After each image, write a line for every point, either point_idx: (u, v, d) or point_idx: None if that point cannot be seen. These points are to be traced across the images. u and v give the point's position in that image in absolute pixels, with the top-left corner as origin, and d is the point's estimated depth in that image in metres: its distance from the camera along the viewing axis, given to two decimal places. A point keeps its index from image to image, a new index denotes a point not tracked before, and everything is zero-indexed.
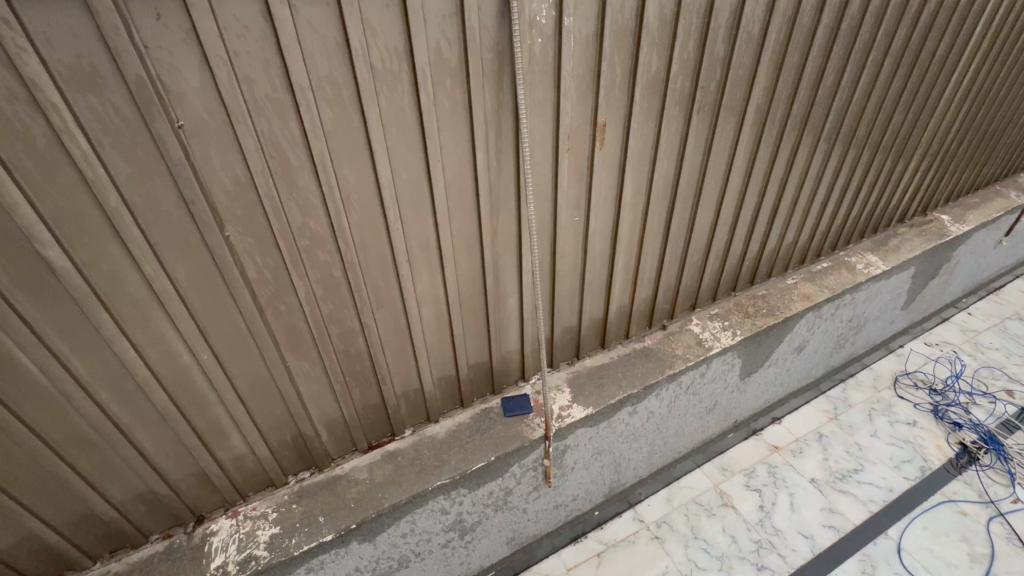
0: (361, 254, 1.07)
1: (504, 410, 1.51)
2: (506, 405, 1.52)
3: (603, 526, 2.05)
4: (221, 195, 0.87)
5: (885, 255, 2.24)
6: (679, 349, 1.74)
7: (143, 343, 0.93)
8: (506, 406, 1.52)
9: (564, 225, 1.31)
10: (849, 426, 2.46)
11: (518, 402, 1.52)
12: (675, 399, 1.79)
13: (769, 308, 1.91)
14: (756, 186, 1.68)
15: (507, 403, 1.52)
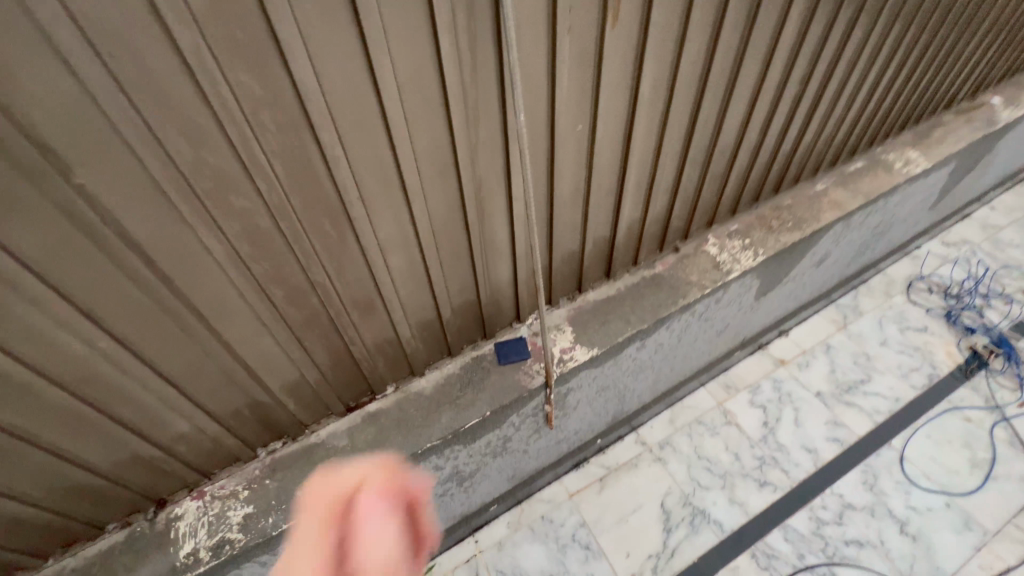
0: (300, 199, 0.80)
1: (499, 357, 1.32)
2: (501, 351, 1.33)
3: (605, 450, 2.01)
4: (51, 123, 0.59)
5: (927, 149, 1.95)
6: (694, 275, 1.53)
7: (9, 332, 0.71)
8: (500, 353, 1.33)
9: (564, 136, 1.02)
10: (858, 335, 2.36)
11: (514, 346, 1.33)
12: (686, 327, 1.61)
13: (796, 221, 1.67)
14: (800, 72, 1.35)
15: (501, 348, 1.33)
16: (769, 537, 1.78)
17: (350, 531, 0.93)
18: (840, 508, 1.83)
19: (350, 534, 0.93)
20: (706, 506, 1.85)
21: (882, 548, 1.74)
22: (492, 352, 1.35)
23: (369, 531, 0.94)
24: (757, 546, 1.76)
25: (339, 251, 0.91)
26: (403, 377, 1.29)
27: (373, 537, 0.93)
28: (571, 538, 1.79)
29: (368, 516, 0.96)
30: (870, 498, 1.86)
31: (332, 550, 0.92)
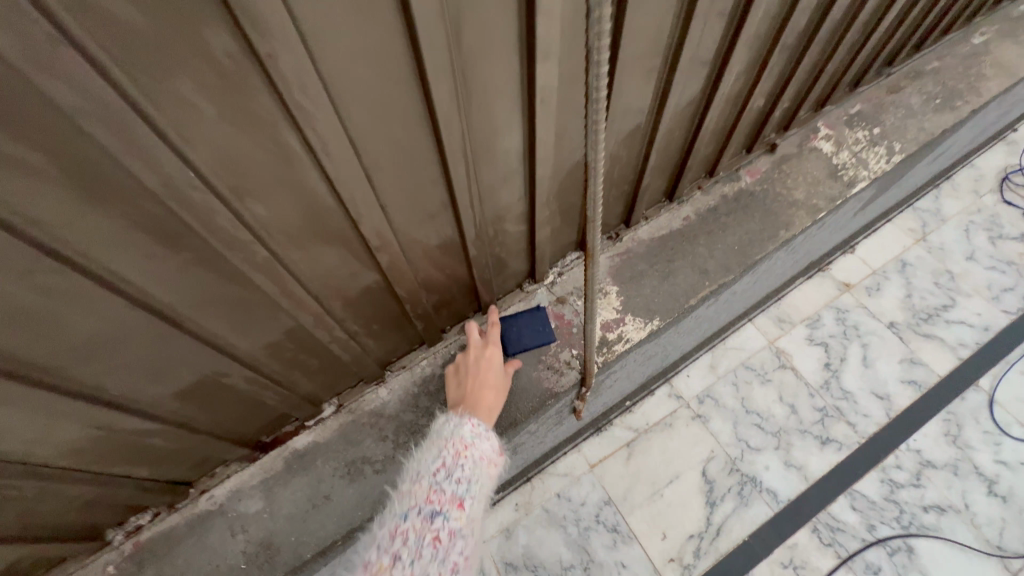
0: None
1: (506, 341, 1.06)
2: (509, 332, 1.07)
3: (631, 408, 1.62)
4: None
5: None
6: (800, 191, 1.03)
7: None
8: (507, 333, 1.07)
9: None
10: (940, 249, 1.89)
11: (527, 327, 1.07)
12: (771, 268, 1.11)
13: (944, 97, 1.10)
14: None
15: (509, 326, 1.07)
16: (832, 507, 1.47)
17: (484, 349, 0.99)
18: (917, 467, 1.51)
19: (483, 353, 0.99)
20: (757, 473, 1.52)
21: (968, 514, 1.44)
22: None
23: (497, 358, 0.99)
24: (818, 518, 1.46)
25: (101, 123, 0.46)
26: (346, 392, 1.08)
27: (501, 362, 0.98)
28: (594, 520, 1.46)
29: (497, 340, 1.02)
30: (952, 453, 1.53)
31: (466, 368, 0.97)
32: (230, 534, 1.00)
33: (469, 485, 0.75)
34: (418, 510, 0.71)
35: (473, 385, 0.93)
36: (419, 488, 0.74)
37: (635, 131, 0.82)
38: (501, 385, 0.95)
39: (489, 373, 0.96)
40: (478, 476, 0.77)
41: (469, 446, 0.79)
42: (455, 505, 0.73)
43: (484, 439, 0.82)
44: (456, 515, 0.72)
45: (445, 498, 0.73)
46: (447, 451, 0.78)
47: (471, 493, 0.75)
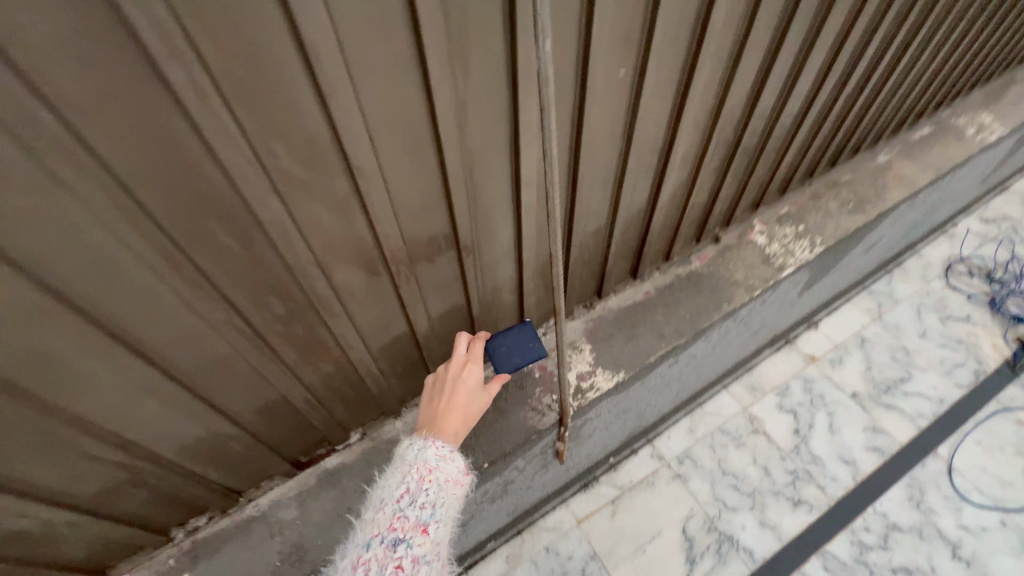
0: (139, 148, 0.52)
1: (495, 363, 1.00)
2: (497, 353, 1.00)
3: (616, 467, 1.75)
4: None
5: (1001, 111, 1.64)
6: (739, 273, 1.22)
7: None
8: (495, 353, 1.01)
9: (597, 84, 0.69)
10: (895, 326, 2.11)
11: (516, 347, 1.00)
12: (723, 335, 1.32)
13: (857, 200, 1.37)
14: (894, 6, 1.02)
15: (496, 347, 1.01)
16: (805, 566, 1.57)
17: (464, 364, 0.96)
18: (884, 529, 1.61)
19: (463, 369, 0.95)
20: (734, 532, 1.62)
21: None
22: None
23: (476, 376, 0.95)
24: None
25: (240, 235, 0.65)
26: (371, 421, 1.15)
27: (479, 381, 0.94)
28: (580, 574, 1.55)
29: (479, 356, 0.98)
30: (917, 516, 1.64)
31: (444, 384, 0.94)
32: (269, 535, 1.02)
33: (434, 509, 0.77)
34: (381, 538, 0.74)
35: (446, 406, 0.90)
36: (383, 514, 0.76)
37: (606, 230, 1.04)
38: (476, 406, 0.92)
39: (464, 393, 0.93)
40: (444, 498, 0.79)
41: (435, 468, 0.81)
42: (420, 530, 0.75)
43: (451, 461, 0.83)
44: (421, 540, 0.75)
45: (409, 524, 0.75)
46: (411, 475, 0.79)
47: (437, 516, 0.77)
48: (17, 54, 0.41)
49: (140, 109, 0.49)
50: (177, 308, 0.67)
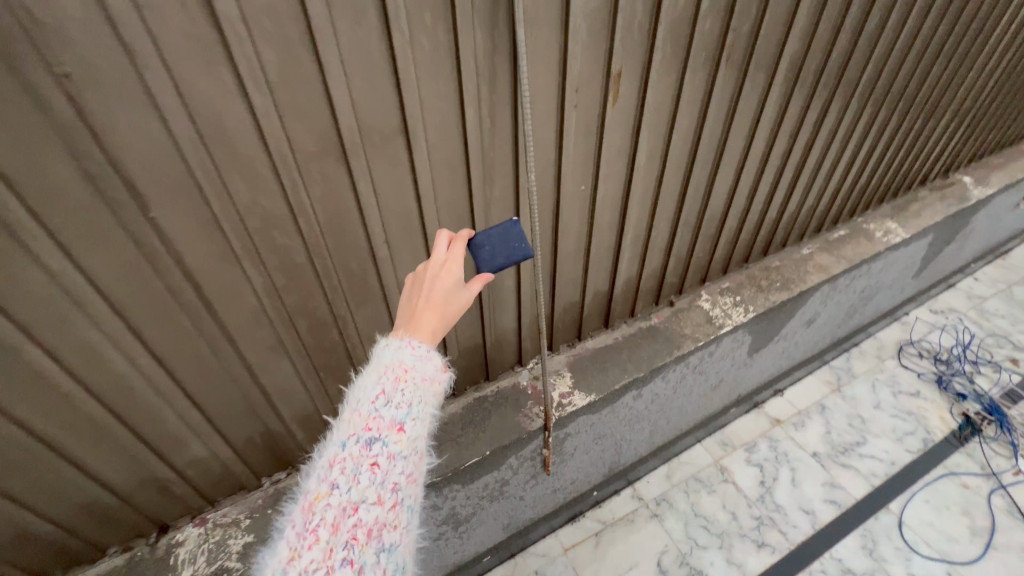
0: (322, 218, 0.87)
1: (476, 263, 0.89)
2: (480, 251, 0.88)
3: (601, 504, 1.99)
4: (139, 167, 0.67)
5: (905, 221, 2.10)
6: (688, 329, 1.61)
7: (64, 351, 0.77)
8: (477, 254, 0.88)
9: (568, 195, 1.14)
10: (852, 397, 2.40)
11: (500, 246, 0.88)
12: (681, 379, 1.67)
13: (784, 281, 1.78)
14: (781, 148, 1.50)
15: (478, 246, 0.88)
16: None
17: (444, 261, 0.80)
18: (839, 573, 1.80)
19: (442, 267, 0.79)
20: (703, 567, 1.82)
21: None
22: (492, 394, 1.40)
23: (456, 274, 0.79)
24: None
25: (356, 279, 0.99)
26: None
27: (461, 275, 0.79)
28: None
29: (461, 256, 0.81)
30: (870, 563, 1.83)
31: (419, 282, 0.79)
32: None
33: (411, 409, 0.65)
34: (356, 438, 0.62)
35: (421, 301, 0.75)
36: (356, 416, 0.63)
37: (585, 291, 1.43)
38: (457, 302, 0.77)
39: (442, 289, 0.77)
40: (422, 399, 0.67)
41: (411, 368, 0.67)
42: (396, 428, 0.63)
43: (428, 361, 0.69)
44: (397, 439, 0.63)
45: (385, 424, 0.63)
46: (385, 377, 0.66)
47: (415, 416, 0.65)
48: (287, 175, 0.78)
49: (329, 201, 0.85)
50: (308, 324, 0.99)
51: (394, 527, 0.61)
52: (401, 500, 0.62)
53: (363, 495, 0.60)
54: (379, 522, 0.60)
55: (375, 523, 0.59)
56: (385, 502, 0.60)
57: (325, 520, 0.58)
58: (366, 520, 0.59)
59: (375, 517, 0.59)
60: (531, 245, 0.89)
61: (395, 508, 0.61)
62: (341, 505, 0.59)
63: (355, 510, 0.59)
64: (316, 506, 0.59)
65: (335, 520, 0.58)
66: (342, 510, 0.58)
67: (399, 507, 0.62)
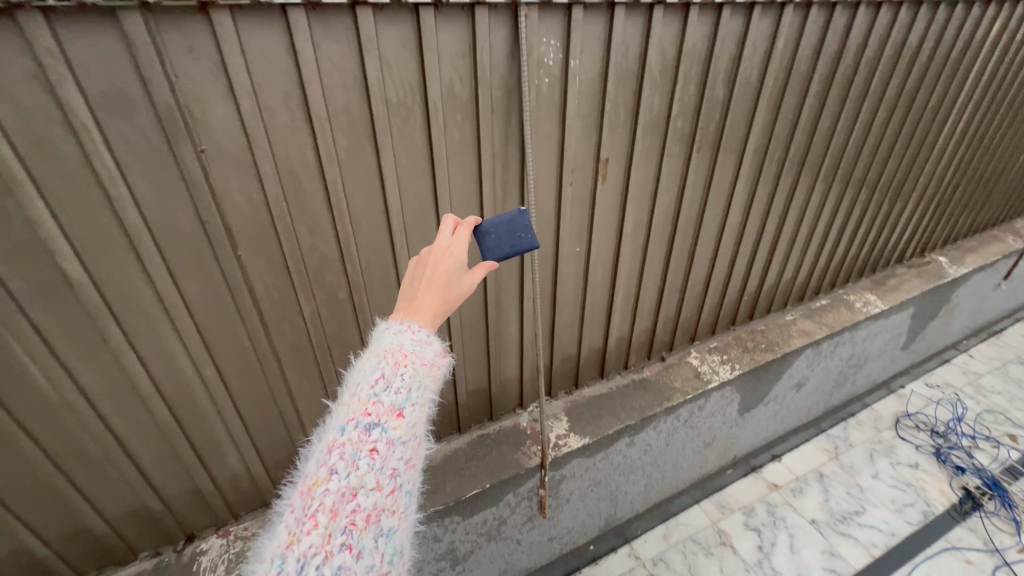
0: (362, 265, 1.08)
1: (482, 250, 0.92)
2: (485, 239, 0.91)
3: (598, 561, 2.01)
4: (236, 216, 0.90)
5: (884, 294, 2.27)
6: (677, 382, 1.74)
7: (150, 358, 0.96)
8: (483, 241, 0.92)
9: (565, 255, 1.35)
10: (850, 466, 2.42)
11: (506, 235, 0.91)
12: (672, 432, 1.78)
13: (768, 343, 1.93)
14: (756, 223, 1.72)
15: (485, 234, 0.92)
16: None
17: (448, 247, 0.74)
18: None
19: (446, 252, 0.73)
20: None
21: None
22: (494, 433, 1.53)
23: (460, 259, 0.73)
24: None
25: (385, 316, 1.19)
26: None
27: (465, 262, 0.72)
28: None
29: (465, 241, 0.76)
30: None
31: (419, 265, 0.72)
32: None
33: (413, 393, 0.56)
34: (354, 422, 0.53)
35: (421, 284, 0.68)
36: (354, 399, 0.54)
37: (582, 341, 1.59)
38: (459, 288, 0.70)
39: (444, 274, 0.70)
40: (424, 383, 0.58)
41: (412, 351, 0.58)
42: (396, 413, 0.54)
43: (430, 345, 0.60)
44: (398, 424, 0.53)
45: (385, 407, 0.53)
46: (384, 359, 0.57)
47: (417, 400, 0.56)
48: (342, 229, 1.00)
49: (370, 251, 1.07)
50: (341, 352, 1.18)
51: (394, 512, 0.53)
52: (402, 486, 0.54)
53: (362, 481, 0.50)
54: (379, 509, 0.51)
55: (375, 510, 0.51)
56: (386, 488, 0.51)
57: (321, 506, 0.49)
58: (365, 507, 0.50)
59: (376, 503, 0.51)
60: (535, 237, 0.93)
61: (396, 493, 0.53)
62: (338, 490, 0.50)
63: (353, 496, 0.50)
64: (312, 492, 0.50)
65: (333, 506, 0.49)
66: (340, 496, 0.49)
67: (400, 493, 0.53)
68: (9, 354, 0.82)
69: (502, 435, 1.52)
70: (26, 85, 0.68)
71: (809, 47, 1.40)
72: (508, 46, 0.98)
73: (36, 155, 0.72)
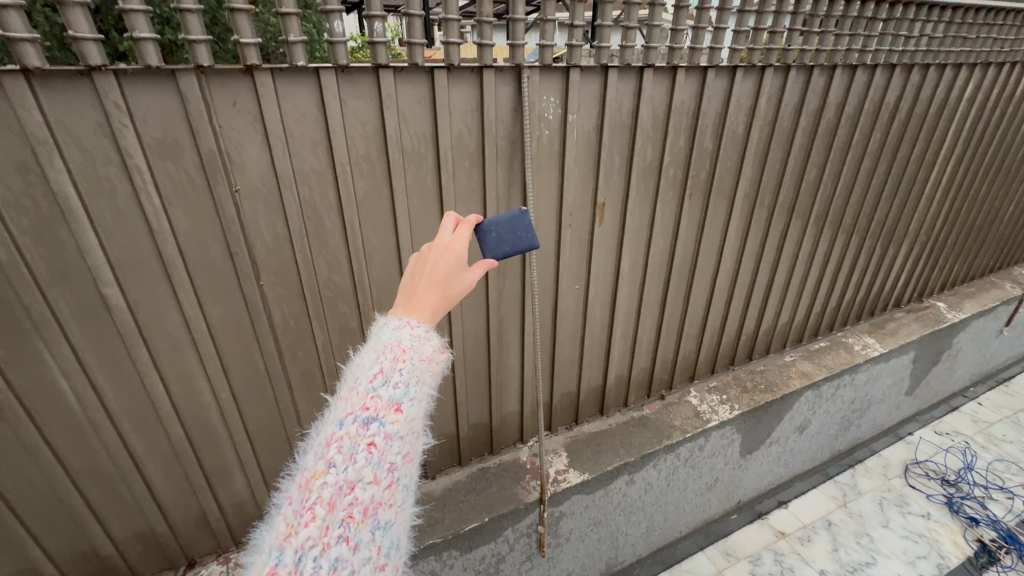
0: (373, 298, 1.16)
1: (482, 247, 0.95)
2: (486, 236, 0.94)
3: None
4: (261, 249, 0.98)
5: (883, 337, 2.31)
6: (677, 421, 1.76)
7: (171, 380, 1.02)
8: (484, 239, 0.94)
9: (565, 292, 1.42)
10: (859, 514, 2.33)
11: (506, 234, 0.94)
12: (673, 471, 1.77)
13: (767, 384, 1.95)
14: (749, 265, 1.79)
15: (486, 231, 0.94)
16: None
17: (448, 243, 0.75)
18: None
19: (447, 248, 0.74)
20: None
21: None
22: (494, 466, 1.55)
23: (460, 255, 0.74)
24: None
25: None
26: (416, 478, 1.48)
27: (465, 258, 0.74)
28: None
29: (466, 238, 0.77)
30: None
31: (420, 261, 0.73)
32: None
33: (410, 389, 0.59)
34: (353, 416, 0.56)
35: (421, 280, 0.70)
36: (353, 394, 0.57)
37: (582, 377, 1.63)
38: (459, 285, 0.72)
39: (443, 270, 0.71)
40: (421, 379, 0.61)
41: (410, 347, 0.61)
42: (394, 408, 0.57)
43: (427, 341, 0.64)
44: (396, 419, 0.57)
45: (383, 403, 0.57)
46: (383, 355, 0.60)
47: (414, 395, 0.59)
48: (357, 263, 1.09)
49: (380, 284, 1.15)
50: None
51: (389, 505, 0.56)
52: (398, 480, 0.57)
53: (359, 475, 0.54)
54: (376, 502, 0.55)
55: (372, 503, 0.54)
56: (382, 482, 0.55)
57: (320, 498, 0.52)
58: (362, 499, 0.54)
59: (373, 497, 0.54)
60: (534, 236, 0.96)
61: (392, 488, 0.56)
62: (337, 483, 0.53)
63: (350, 489, 0.53)
64: (312, 485, 0.53)
65: (331, 499, 0.52)
66: (338, 488, 0.53)
67: (396, 487, 0.57)
68: (47, 371, 0.89)
69: (502, 469, 1.54)
70: (93, 132, 0.78)
71: (790, 104, 1.52)
72: (512, 102, 1.10)
73: (94, 192, 0.82)
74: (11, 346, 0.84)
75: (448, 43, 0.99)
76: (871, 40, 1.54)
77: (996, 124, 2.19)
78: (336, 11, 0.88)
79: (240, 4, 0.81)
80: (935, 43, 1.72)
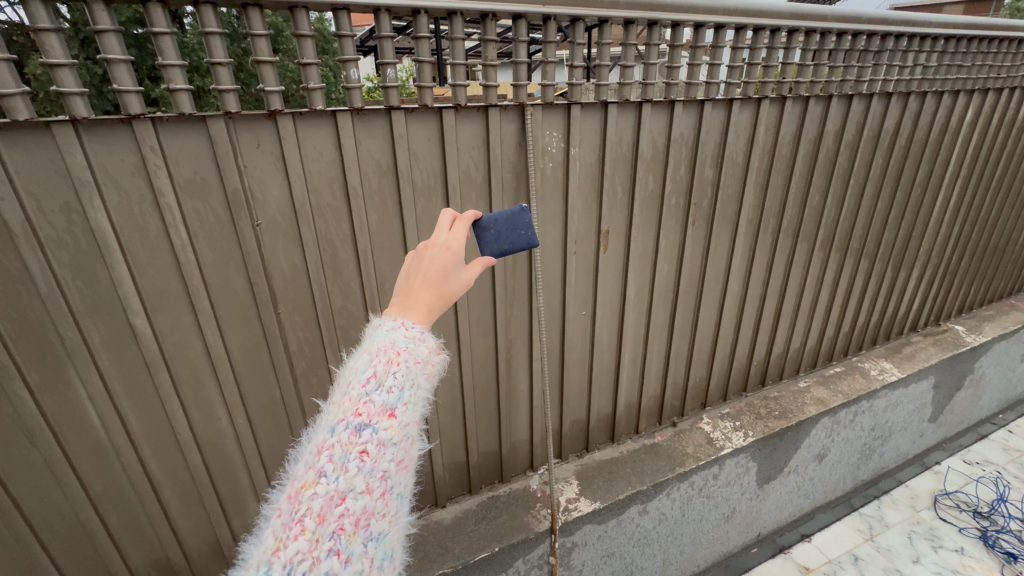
0: None
1: (482, 243, 0.98)
2: (485, 233, 0.97)
3: None
4: (279, 279, 1.04)
5: (900, 361, 2.28)
6: (689, 448, 1.74)
7: (191, 407, 1.06)
8: (482, 236, 0.97)
9: (572, 318, 1.44)
10: (888, 548, 2.20)
11: (505, 230, 0.97)
12: (688, 499, 1.73)
13: (781, 411, 1.93)
14: (757, 289, 1.80)
15: (485, 228, 0.97)
16: None
17: (445, 241, 0.78)
18: None
19: (443, 247, 0.77)
20: None
21: None
22: (504, 494, 1.55)
23: (456, 253, 0.77)
24: None
25: None
26: (428, 506, 1.48)
27: (462, 256, 0.77)
28: None
29: (463, 235, 0.80)
30: None
31: (417, 260, 0.76)
32: None
33: (404, 393, 0.62)
34: (345, 423, 0.58)
35: (417, 279, 0.73)
36: (346, 399, 0.60)
37: (592, 404, 1.63)
38: (455, 284, 0.75)
39: (440, 269, 0.74)
40: (416, 381, 0.64)
41: (405, 349, 0.64)
42: (387, 413, 0.60)
43: (423, 342, 0.67)
44: (389, 425, 0.59)
45: (376, 408, 0.59)
46: (377, 358, 0.63)
47: (408, 400, 0.62)
48: (369, 294, 1.14)
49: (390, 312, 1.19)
50: None
51: (383, 515, 0.59)
52: (392, 488, 0.60)
53: (351, 484, 0.56)
54: (367, 513, 0.57)
55: (363, 514, 0.57)
56: (375, 491, 0.57)
57: (310, 510, 0.55)
58: (354, 510, 0.56)
59: (365, 507, 0.57)
60: (533, 234, 1.00)
61: (385, 497, 0.59)
62: (327, 494, 0.55)
63: (341, 500, 0.56)
64: (302, 496, 0.56)
65: (321, 511, 0.55)
66: (329, 500, 0.55)
67: (389, 496, 0.59)
68: (76, 397, 0.93)
69: (512, 498, 1.53)
70: (130, 174, 0.85)
71: (789, 131, 1.55)
72: (517, 137, 1.16)
73: (128, 228, 0.88)
74: (45, 373, 0.89)
75: (455, 84, 1.05)
76: (865, 71, 1.60)
77: (1002, 147, 2.21)
78: (352, 59, 0.96)
79: (265, 56, 0.89)
80: (930, 71, 1.76)
